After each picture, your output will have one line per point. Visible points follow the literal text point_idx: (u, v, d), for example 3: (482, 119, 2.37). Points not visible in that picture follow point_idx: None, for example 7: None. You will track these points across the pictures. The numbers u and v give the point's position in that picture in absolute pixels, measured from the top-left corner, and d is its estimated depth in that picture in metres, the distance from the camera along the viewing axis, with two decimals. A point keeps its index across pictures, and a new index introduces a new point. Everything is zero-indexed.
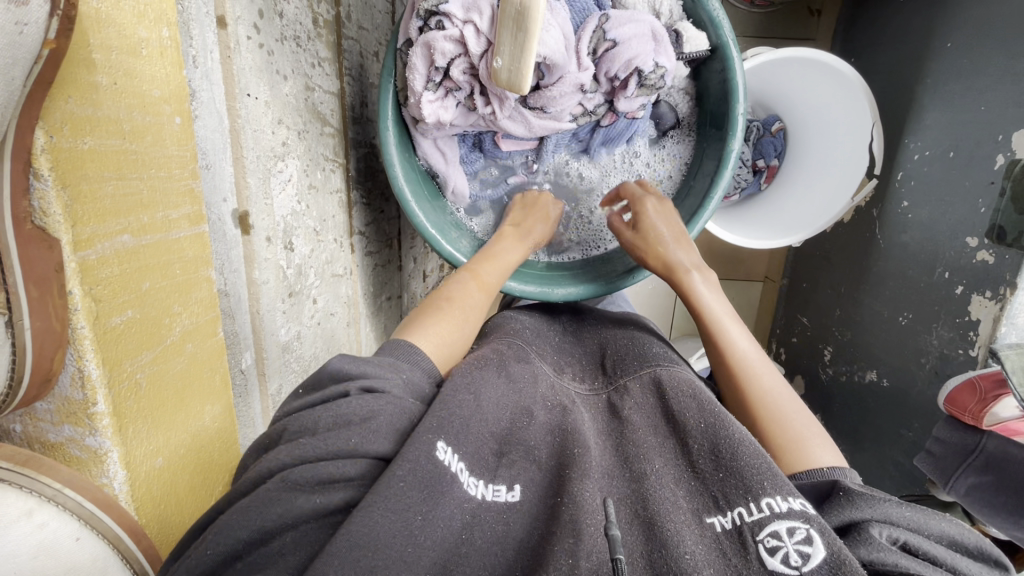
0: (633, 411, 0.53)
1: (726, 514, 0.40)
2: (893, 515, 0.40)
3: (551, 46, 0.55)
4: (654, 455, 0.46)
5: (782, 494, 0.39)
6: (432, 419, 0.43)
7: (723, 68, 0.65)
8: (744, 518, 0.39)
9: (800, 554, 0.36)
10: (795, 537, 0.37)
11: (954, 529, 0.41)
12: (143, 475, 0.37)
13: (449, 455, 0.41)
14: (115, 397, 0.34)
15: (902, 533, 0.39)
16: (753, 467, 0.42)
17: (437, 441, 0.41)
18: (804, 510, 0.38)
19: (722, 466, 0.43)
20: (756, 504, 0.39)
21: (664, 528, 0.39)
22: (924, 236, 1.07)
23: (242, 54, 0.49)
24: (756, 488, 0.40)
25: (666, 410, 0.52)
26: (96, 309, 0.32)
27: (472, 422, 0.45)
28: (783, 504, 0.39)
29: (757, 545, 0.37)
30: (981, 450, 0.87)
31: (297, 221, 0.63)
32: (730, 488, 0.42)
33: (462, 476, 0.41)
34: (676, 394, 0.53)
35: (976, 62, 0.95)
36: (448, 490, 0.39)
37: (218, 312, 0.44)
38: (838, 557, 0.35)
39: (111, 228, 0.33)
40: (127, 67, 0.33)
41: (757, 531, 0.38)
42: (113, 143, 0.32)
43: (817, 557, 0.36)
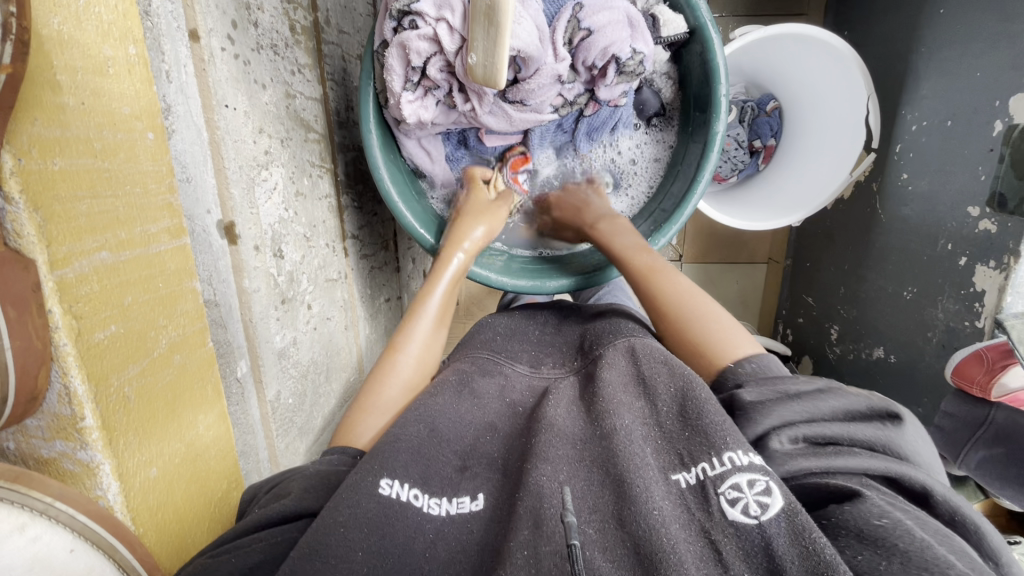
0: (609, 373, 0.54)
1: (691, 470, 0.41)
2: (790, 417, 0.43)
3: (525, 38, 0.55)
4: (624, 412, 0.47)
5: (743, 448, 0.40)
6: (373, 460, 0.44)
7: (703, 50, 0.64)
8: (706, 473, 0.40)
9: (760, 504, 0.36)
10: (755, 488, 0.37)
11: (843, 400, 0.44)
12: (139, 486, 0.38)
13: (396, 487, 0.43)
14: (102, 411, 0.34)
15: (800, 431, 0.42)
16: (717, 424, 0.42)
17: (378, 479, 0.43)
18: (765, 466, 0.39)
19: (687, 427, 0.44)
20: (718, 459, 0.40)
21: (631, 484, 0.40)
22: (925, 208, 1.05)
23: (217, 66, 0.50)
24: (719, 444, 0.41)
25: (640, 376, 0.52)
26: (78, 326, 0.32)
27: (424, 446, 0.47)
28: (745, 458, 0.39)
29: (719, 497, 0.38)
30: (990, 422, 0.86)
31: (286, 228, 0.64)
32: (695, 445, 0.42)
33: (416, 501, 0.43)
34: (648, 361, 0.53)
35: (970, 26, 0.93)
36: (399, 518, 0.41)
37: (205, 323, 0.45)
38: (793, 505, 0.36)
39: (89, 245, 0.33)
40: (94, 87, 0.34)
41: (718, 484, 0.39)
42: (84, 162, 0.33)
43: (776, 507, 0.36)
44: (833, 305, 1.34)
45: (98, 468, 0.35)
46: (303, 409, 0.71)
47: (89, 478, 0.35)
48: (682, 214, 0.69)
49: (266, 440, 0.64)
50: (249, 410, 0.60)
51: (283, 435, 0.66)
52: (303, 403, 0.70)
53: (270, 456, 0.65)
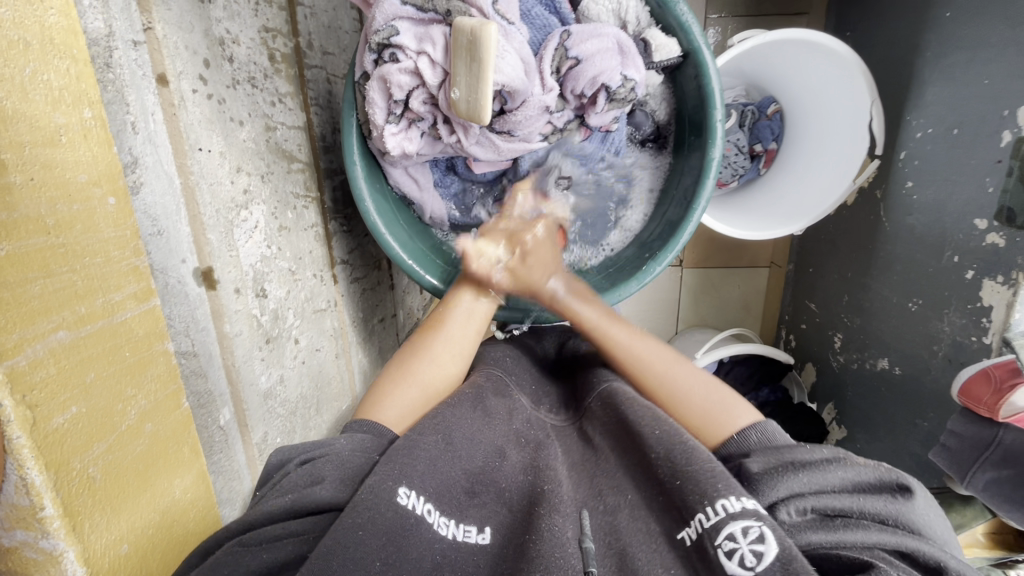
0: (600, 435, 0.53)
1: (691, 525, 0.39)
2: (796, 488, 0.42)
3: (509, 72, 0.53)
4: (625, 484, 0.46)
5: (734, 494, 0.39)
6: (391, 465, 0.43)
7: (697, 73, 0.61)
8: (702, 525, 0.38)
9: (754, 554, 0.35)
10: (749, 537, 0.36)
11: (852, 470, 0.42)
12: (108, 565, 0.36)
13: (413, 497, 0.41)
14: (64, 498, 0.33)
15: (808, 502, 0.41)
16: (705, 473, 0.42)
17: (396, 486, 0.41)
18: (756, 509, 0.38)
19: (677, 475, 0.43)
20: (712, 508, 0.39)
21: (636, 560, 0.39)
22: (930, 218, 1.02)
23: (187, 109, 0.48)
24: (711, 492, 0.40)
25: (623, 423, 0.52)
26: (33, 415, 0.31)
27: (440, 458, 0.46)
28: (737, 504, 0.38)
29: (717, 550, 0.36)
30: (998, 443, 0.83)
31: (269, 266, 0.62)
32: (687, 494, 0.41)
33: (429, 516, 0.41)
34: (631, 407, 0.52)
35: (977, 32, 0.90)
36: (413, 533, 0.39)
37: (178, 383, 0.43)
38: (789, 552, 0.35)
39: (43, 327, 0.31)
40: (44, 159, 0.32)
41: (715, 535, 0.37)
42: (35, 242, 0.31)
43: (770, 555, 0.35)
44: (836, 314, 1.32)
45: (63, 556, 0.33)
46: (293, 445, 0.69)
47: (52, 566, 0.33)
48: (677, 241, 0.66)
49: (253, 481, 0.62)
50: (234, 454, 0.59)
51: None
52: (292, 439, 0.69)
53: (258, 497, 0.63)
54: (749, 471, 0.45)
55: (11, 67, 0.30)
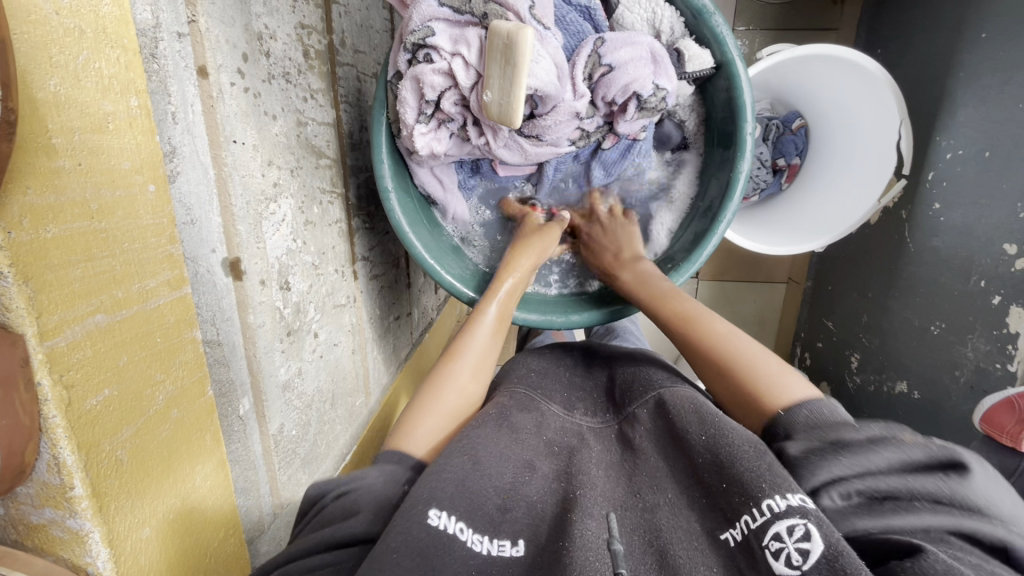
0: (644, 439, 0.52)
1: (735, 526, 0.40)
2: (840, 471, 0.40)
3: (542, 78, 0.53)
4: (665, 483, 0.46)
5: (780, 493, 0.39)
6: (423, 488, 0.44)
7: (729, 86, 0.61)
8: (747, 526, 0.39)
9: (800, 552, 0.36)
10: (794, 535, 0.36)
11: (897, 450, 0.40)
12: (130, 548, 0.37)
13: (444, 518, 0.42)
14: (93, 478, 0.33)
15: (852, 486, 0.39)
16: (751, 470, 0.42)
17: (427, 508, 0.42)
18: (802, 506, 0.38)
19: (724, 477, 0.43)
20: (758, 509, 0.39)
21: (677, 559, 0.40)
22: (957, 242, 1.00)
23: (225, 101, 0.49)
24: (757, 492, 0.40)
25: (672, 430, 0.51)
26: (68, 396, 0.31)
27: (469, 478, 0.45)
28: (782, 503, 0.38)
29: (763, 550, 0.37)
30: (1020, 474, 0.81)
31: (294, 259, 0.63)
32: (733, 497, 0.41)
33: (462, 535, 0.42)
34: (679, 412, 0.52)
35: (1014, 54, 0.88)
36: (447, 552, 0.40)
37: (205, 371, 0.44)
38: (836, 548, 0.35)
39: (82, 310, 0.32)
40: (93, 145, 0.33)
41: (761, 535, 0.38)
42: (79, 226, 0.32)
43: (817, 553, 0.35)
44: (855, 333, 1.30)
45: (88, 537, 0.34)
46: (307, 439, 0.70)
47: (79, 545, 0.34)
48: (701, 252, 0.66)
49: (267, 472, 0.63)
50: (251, 445, 0.59)
51: (286, 466, 0.65)
52: (307, 432, 0.70)
53: (273, 488, 0.64)
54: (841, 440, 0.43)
55: (66, 54, 0.30)
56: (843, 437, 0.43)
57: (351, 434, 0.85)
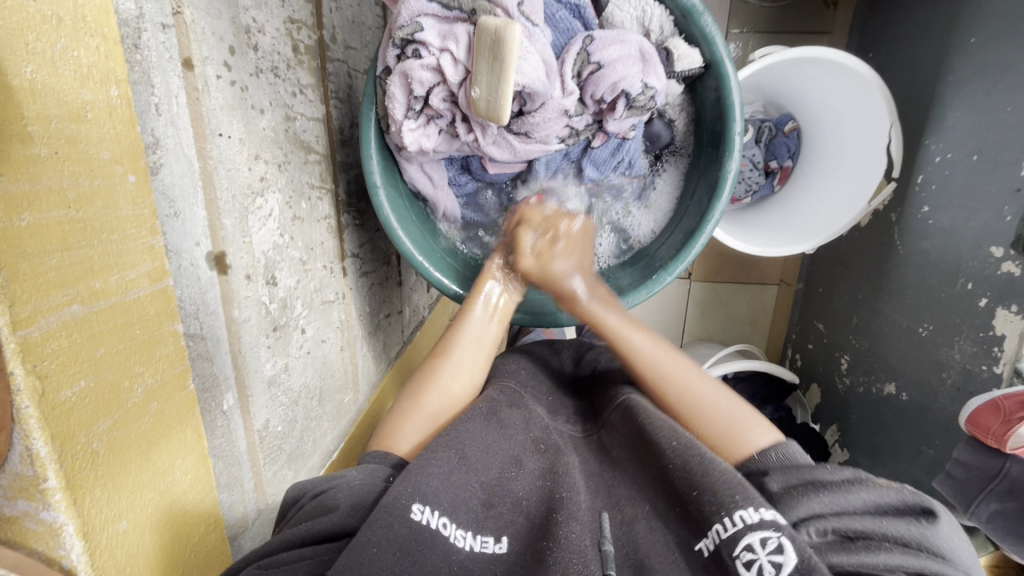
0: (619, 449, 0.53)
1: (707, 536, 0.40)
2: (817, 508, 0.42)
3: (530, 74, 0.53)
4: (641, 498, 0.47)
5: (752, 506, 0.40)
6: (405, 484, 0.44)
7: (718, 85, 0.61)
8: (719, 536, 0.39)
9: (773, 565, 0.36)
10: (767, 547, 0.37)
11: (875, 493, 0.42)
12: (105, 542, 0.36)
13: (427, 513, 0.43)
14: (68, 470, 0.33)
15: (829, 523, 0.41)
16: (724, 483, 0.43)
17: (410, 503, 0.43)
18: (775, 520, 0.39)
19: (696, 487, 0.44)
20: (729, 519, 0.40)
21: (654, 569, 0.41)
22: (945, 245, 1.01)
23: (210, 93, 0.48)
24: (729, 503, 0.41)
25: (643, 437, 0.52)
26: (42, 386, 0.31)
27: (455, 473, 0.47)
28: (755, 516, 0.39)
29: (735, 561, 0.37)
30: (1004, 475, 0.81)
31: (281, 254, 0.62)
32: (705, 507, 0.42)
33: (444, 530, 0.42)
34: (650, 421, 0.53)
35: (1002, 59, 0.89)
36: (427, 547, 0.41)
37: (186, 364, 0.43)
38: (808, 562, 0.36)
39: (57, 300, 0.32)
40: (70, 134, 0.32)
41: (733, 547, 0.38)
42: (55, 215, 0.31)
43: (788, 566, 0.36)
44: (845, 335, 1.30)
45: (62, 529, 0.33)
46: (293, 435, 0.69)
47: (52, 538, 0.33)
48: (689, 252, 0.66)
49: (252, 468, 0.63)
50: (236, 441, 0.59)
51: (271, 463, 0.65)
52: (294, 428, 0.69)
53: (258, 484, 0.64)
54: (819, 478, 0.44)
55: (42, 41, 0.30)
56: (820, 476, 0.44)
57: (339, 432, 0.84)
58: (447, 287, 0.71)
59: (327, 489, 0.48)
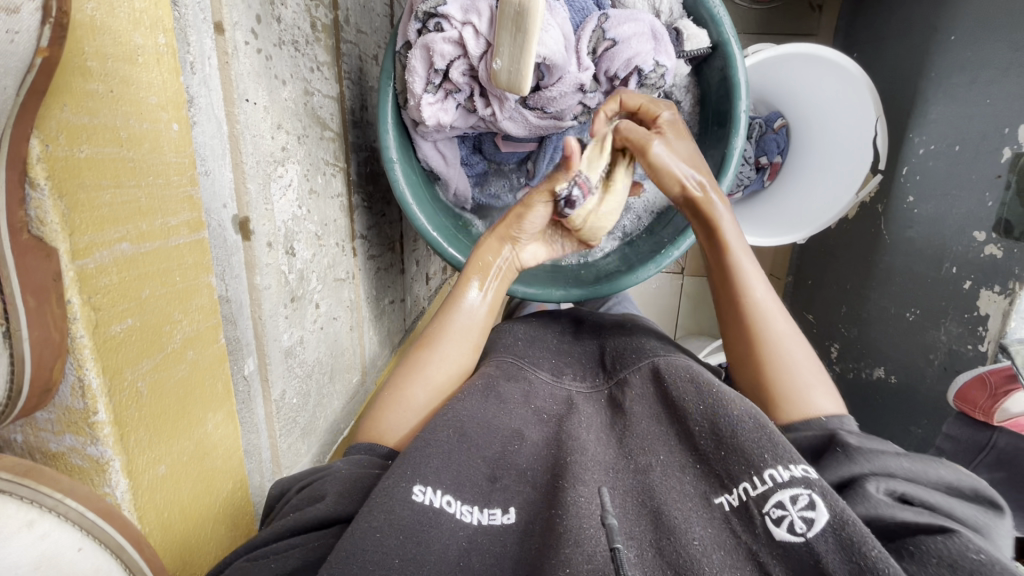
0: (636, 403, 0.54)
1: (732, 492, 0.41)
2: (892, 468, 0.41)
3: (551, 46, 0.55)
4: (658, 446, 0.48)
5: (783, 462, 0.40)
6: (406, 465, 0.45)
7: (724, 65, 0.64)
8: (748, 494, 0.40)
9: (804, 520, 0.37)
10: (798, 504, 0.37)
11: (952, 475, 0.41)
12: (145, 484, 0.36)
13: (429, 493, 0.43)
14: (115, 406, 0.33)
15: (899, 484, 0.40)
16: (752, 441, 0.43)
17: (411, 485, 0.43)
18: (807, 477, 0.39)
19: (722, 445, 0.44)
20: (759, 478, 0.40)
21: (671, 517, 0.41)
22: (930, 232, 1.05)
23: (240, 59, 0.49)
24: (758, 462, 0.41)
25: (667, 398, 0.52)
26: (95, 318, 0.32)
27: (458, 451, 0.47)
28: (785, 473, 0.39)
29: (763, 517, 0.38)
30: (992, 446, 0.85)
31: (298, 226, 0.63)
32: (732, 465, 0.43)
33: (449, 507, 0.43)
34: (673, 379, 0.53)
35: (981, 55, 0.94)
36: (434, 525, 0.41)
37: (219, 319, 0.44)
38: (842, 517, 0.36)
39: (110, 235, 0.32)
40: (123, 75, 0.33)
41: (762, 503, 0.39)
42: (110, 151, 0.32)
43: (821, 521, 0.36)
44: (834, 324, 1.34)
45: (108, 465, 0.33)
46: (306, 409, 0.69)
47: (97, 475, 0.34)
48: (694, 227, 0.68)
49: (268, 439, 0.63)
50: (254, 408, 0.59)
51: (287, 435, 0.65)
52: (307, 402, 0.69)
53: (274, 455, 0.64)
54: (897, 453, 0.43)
55: None
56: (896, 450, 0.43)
57: (348, 412, 0.84)
58: (461, 264, 0.72)
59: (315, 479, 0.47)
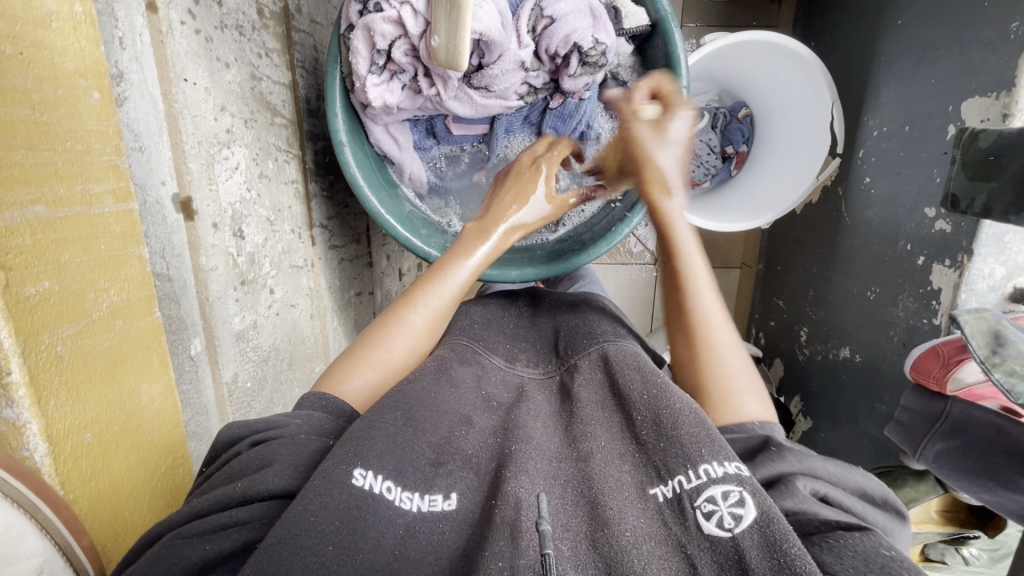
0: (584, 391, 0.54)
1: (668, 484, 0.42)
2: (817, 470, 0.45)
3: (485, 22, 0.56)
4: (600, 433, 0.48)
5: (718, 458, 0.41)
6: (347, 446, 0.44)
7: (664, 43, 0.66)
8: (682, 486, 0.41)
9: (733, 516, 0.38)
10: (729, 500, 0.39)
11: (866, 482, 0.46)
12: (69, 449, 0.36)
13: (370, 478, 0.42)
14: (32, 367, 0.33)
15: (823, 486, 0.43)
16: (692, 435, 0.44)
17: (350, 468, 0.42)
18: (738, 474, 0.40)
19: (662, 436, 0.45)
20: (694, 471, 0.41)
21: (607, 509, 0.41)
22: (886, 211, 1.08)
23: (176, 38, 0.50)
24: (695, 456, 0.42)
25: (615, 387, 0.53)
26: (8, 277, 0.32)
27: (400, 435, 0.46)
28: (719, 469, 0.41)
29: (694, 511, 0.39)
30: (947, 415, 0.87)
31: (247, 209, 0.63)
32: (670, 456, 0.43)
33: (388, 493, 0.42)
34: (623, 371, 0.54)
35: (926, 37, 0.97)
36: (372, 509, 0.40)
37: (151, 291, 0.44)
38: (767, 514, 0.38)
39: (22, 196, 0.33)
40: (35, 39, 0.33)
41: (694, 496, 0.40)
42: (19, 112, 0.32)
43: (749, 518, 0.38)
44: (803, 308, 1.37)
45: (25, 427, 0.33)
46: (263, 395, 0.69)
47: (14, 438, 0.33)
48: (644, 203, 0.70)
49: (222, 422, 0.62)
50: (203, 389, 0.59)
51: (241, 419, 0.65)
52: (263, 388, 0.69)
53: None
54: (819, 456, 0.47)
55: None
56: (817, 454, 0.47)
57: None
58: (412, 244, 0.72)
59: (264, 441, 0.45)
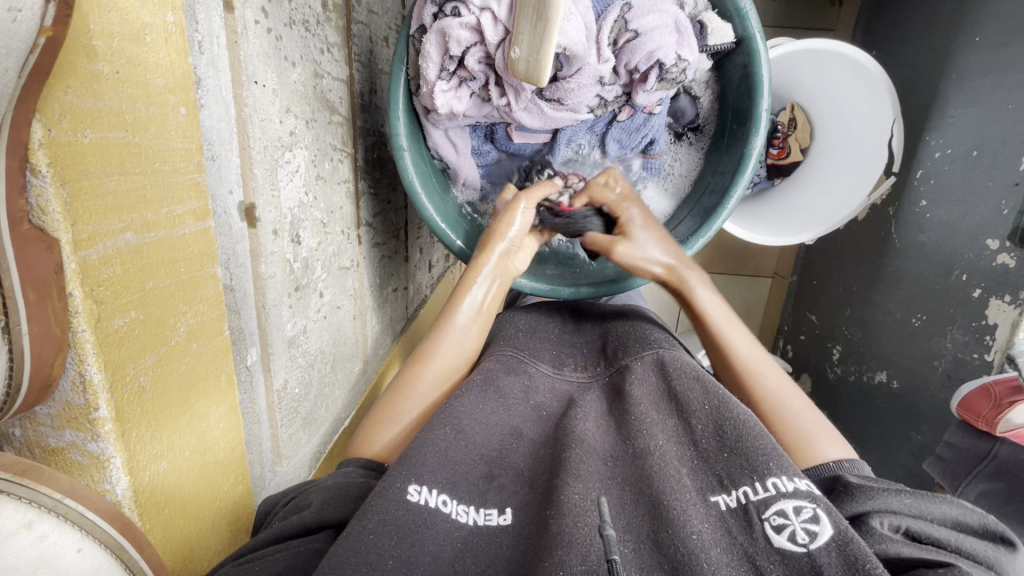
0: (637, 390, 0.49)
1: (731, 493, 0.38)
2: (893, 503, 0.39)
3: (572, 36, 0.53)
4: (657, 432, 0.43)
5: (788, 474, 0.37)
6: (401, 463, 0.40)
7: (747, 61, 0.62)
8: (748, 498, 0.37)
9: (807, 532, 0.34)
10: (801, 516, 0.34)
11: (956, 509, 0.39)
12: (146, 479, 0.35)
13: (425, 493, 0.39)
14: (117, 401, 0.32)
15: (903, 521, 0.38)
16: (758, 447, 0.39)
17: (407, 484, 0.38)
18: (810, 491, 0.36)
19: (726, 447, 0.40)
20: (760, 484, 0.37)
21: (670, 507, 0.36)
22: (942, 237, 1.01)
23: (249, 39, 0.47)
24: (761, 467, 0.38)
25: (669, 391, 0.48)
26: (97, 311, 0.30)
27: (453, 450, 0.42)
28: (789, 485, 0.36)
29: (762, 523, 0.35)
30: (993, 457, 0.81)
31: (305, 213, 0.61)
32: (735, 467, 0.39)
33: (445, 507, 0.38)
34: (680, 376, 0.49)
35: (1006, 56, 0.87)
36: (428, 527, 0.37)
37: (224, 309, 0.43)
38: (845, 535, 0.33)
39: (113, 225, 0.31)
40: (129, 55, 0.31)
41: (762, 509, 0.36)
42: (114, 136, 0.30)
43: (825, 536, 0.33)
44: (837, 325, 1.30)
45: (109, 462, 0.33)
46: (309, 399, 0.69)
47: (97, 470, 0.33)
48: (711, 227, 0.66)
49: (270, 428, 0.62)
50: (255, 398, 0.58)
51: (287, 425, 0.64)
52: (308, 392, 0.68)
53: (274, 447, 0.63)
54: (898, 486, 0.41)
55: None
56: (895, 485, 0.41)
57: (348, 402, 0.83)
58: (452, 242, 0.69)
59: (297, 493, 0.44)
